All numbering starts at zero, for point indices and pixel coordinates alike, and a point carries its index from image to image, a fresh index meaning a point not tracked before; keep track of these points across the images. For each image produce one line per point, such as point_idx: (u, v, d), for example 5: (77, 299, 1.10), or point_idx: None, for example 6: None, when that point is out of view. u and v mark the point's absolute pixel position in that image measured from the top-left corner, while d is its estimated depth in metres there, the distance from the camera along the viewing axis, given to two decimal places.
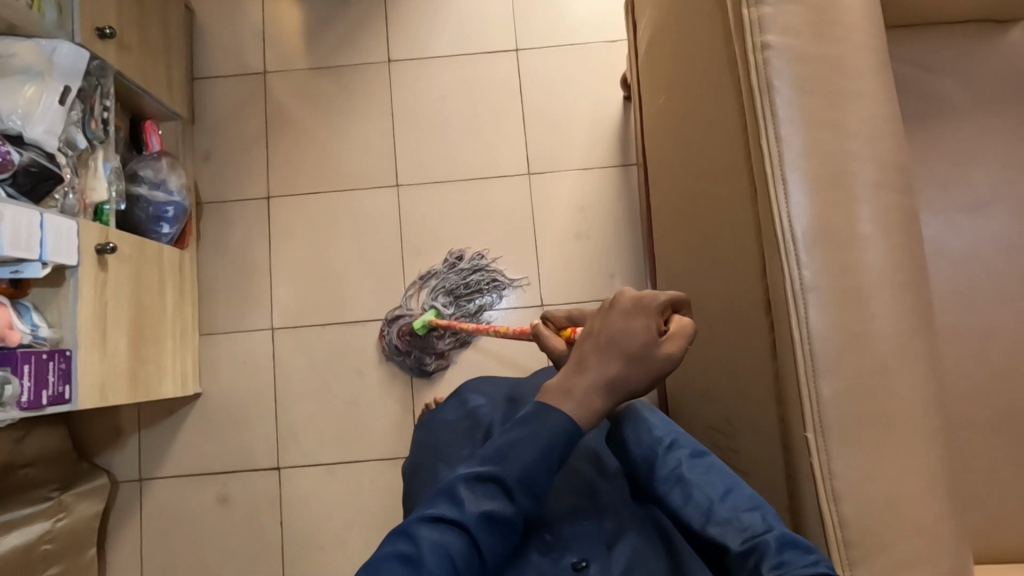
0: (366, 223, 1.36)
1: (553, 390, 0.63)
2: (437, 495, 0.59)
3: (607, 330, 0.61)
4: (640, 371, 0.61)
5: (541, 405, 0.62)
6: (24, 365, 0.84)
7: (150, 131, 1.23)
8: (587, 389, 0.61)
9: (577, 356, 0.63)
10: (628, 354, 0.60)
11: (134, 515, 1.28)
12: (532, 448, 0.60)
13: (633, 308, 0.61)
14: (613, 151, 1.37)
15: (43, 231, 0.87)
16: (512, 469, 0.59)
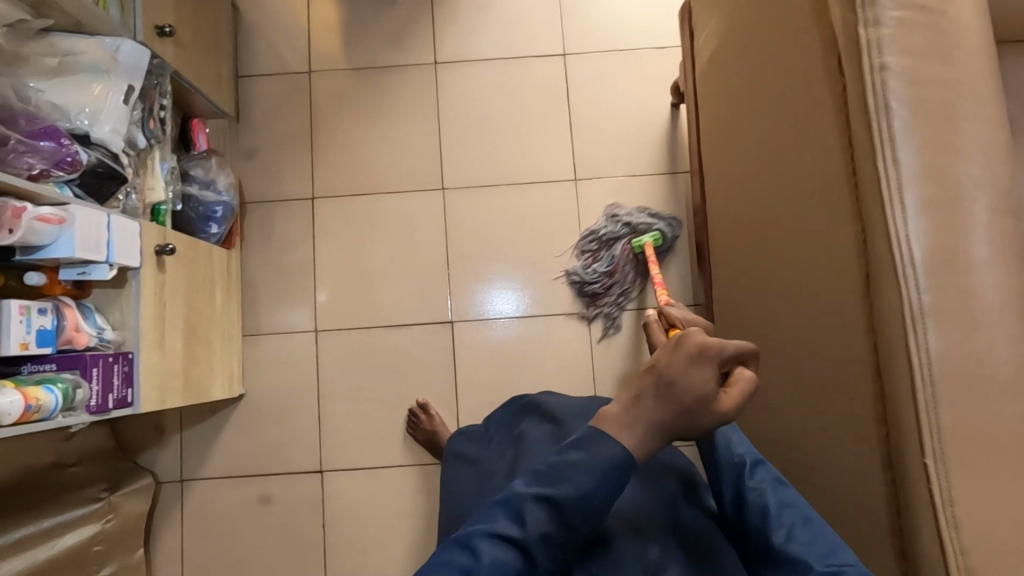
0: (411, 225, 1.35)
1: (609, 417, 0.61)
2: (494, 509, 0.60)
3: (672, 371, 0.60)
4: (693, 421, 0.60)
5: (595, 433, 0.61)
6: (93, 368, 0.83)
7: (197, 130, 1.21)
8: (643, 426, 0.60)
9: (636, 390, 0.61)
10: (685, 405, 0.60)
11: (175, 516, 1.28)
12: (589, 475, 0.58)
13: (700, 355, 0.60)
14: (661, 157, 1.36)
15: (110, 232, 0.86)
16: (571, 493, 0.58)
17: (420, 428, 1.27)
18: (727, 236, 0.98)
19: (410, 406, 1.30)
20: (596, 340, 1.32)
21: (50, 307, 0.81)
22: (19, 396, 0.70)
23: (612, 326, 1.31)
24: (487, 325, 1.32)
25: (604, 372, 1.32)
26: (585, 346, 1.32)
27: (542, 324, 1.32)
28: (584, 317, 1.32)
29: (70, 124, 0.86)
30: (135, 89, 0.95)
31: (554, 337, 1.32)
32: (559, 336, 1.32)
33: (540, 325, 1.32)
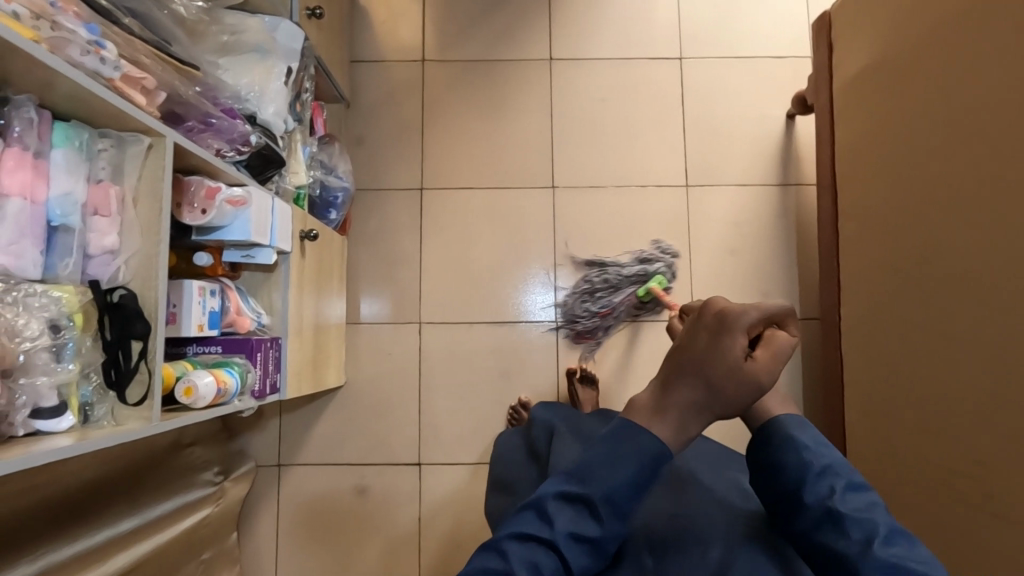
0: (519, 221, 1.34)
1: (639, 410, 0.59)
2: (523, 510, 0.56)
3: (695, 352, 0.57)
4: (728, 395, 0.56)
5: (626, 422, 0.58)
6: (258, 352, 0.81)
7: (318, 113, 1.13)
8: (677, 412, 0.57)
9: (663, 378, 0.59)
10: (722, 379, 0.56)
11: (271, 499, 1.27)
12: (625, 470, 0.55)
13: (721, 330, 0.56)
14: (773, 169, 1.35)
15: (273, 215, 0.84)
16: (600, 489, 0.55)
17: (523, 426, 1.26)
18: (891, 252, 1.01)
19: (511, 404, 1.30)
20: None
21: (218, 289, 0.80)
22: (212, 378, 0.69)
23: None
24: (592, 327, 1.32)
25: None
26: None
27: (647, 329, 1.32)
28: None
29: (241, 104, 0.85)
30: (293, 71, 0.93)
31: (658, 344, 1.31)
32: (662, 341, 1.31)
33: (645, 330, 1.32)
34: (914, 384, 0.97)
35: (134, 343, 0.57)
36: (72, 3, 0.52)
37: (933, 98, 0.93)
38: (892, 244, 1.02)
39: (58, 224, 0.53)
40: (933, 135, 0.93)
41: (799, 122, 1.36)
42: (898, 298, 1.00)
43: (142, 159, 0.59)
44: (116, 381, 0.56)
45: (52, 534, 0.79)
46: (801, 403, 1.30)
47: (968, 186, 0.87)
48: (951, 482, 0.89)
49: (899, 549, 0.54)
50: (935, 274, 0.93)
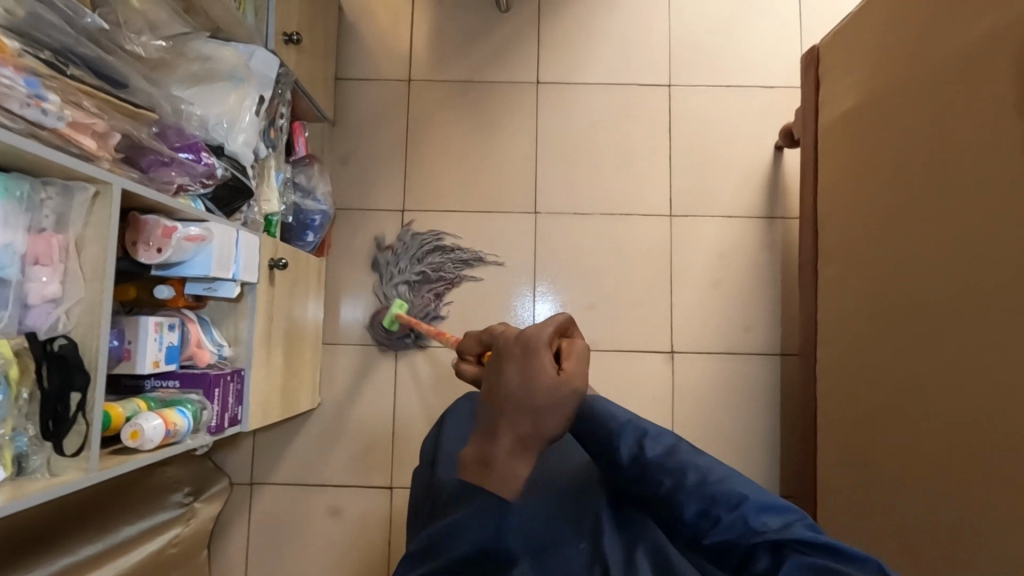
0: (500, 246, 1.33)
1: (472, 466, 0.60)
2: None
3: (511, 383, 0.60)
4: (551, 416, 0.59)
5: (467, 480, 0.60)
6: (216, 388, 0.81)
7: (298, 134, 1.12)
8: (510, 449, 0.59)
9: (486, 428, 0.61)
10: (541, 400, 0.59)
11: (243, 516, 1.28)
12: (478, 530, 0.58)
13: (524, 356, 0.61)
14: (760, 201, 1.33)
15: (238, 248, 0.84)
16: (461, 552, 0.59)
17: None
18: (871, 298, 1.00)
19: None
20: (680, 380, 1.30)
21: (178, 323, 0.80)
22: (160, 421, 0.69)
23: (695, 368, 1.30)
24: None
25: (685, 413, 1.30)
26: (668, 385, 1.30)
27: (627, 360, 1.31)
28: (668, 355, 1.31)
29: (208, 136, 0.83)
30: (266, 99, 0.92)
31: (637, 374, 1.30)
32: (640, 372, 1.30)
33: (625, 360, 1.31)
34: (888, 434, 0.95)
35: (73, 394, 0.57)
36: (14, 57, 0.52)
37: (915, 148, 0.92)
38: (872, 290, 1.00)
39: None
40: (915, 184, 0.92)
41: (787, 154, 1.34)
42: (876, 346, 0.99)
43: (88, 208, 0.59)
44: (52, 432, 0.56)
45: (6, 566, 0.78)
46: (778, 439, 1.29)
47: (946, 240, 0.86)
48: (919, 541, 0.87)
49: (705, 465, 0.62)
50: (913, 326, 0.91)
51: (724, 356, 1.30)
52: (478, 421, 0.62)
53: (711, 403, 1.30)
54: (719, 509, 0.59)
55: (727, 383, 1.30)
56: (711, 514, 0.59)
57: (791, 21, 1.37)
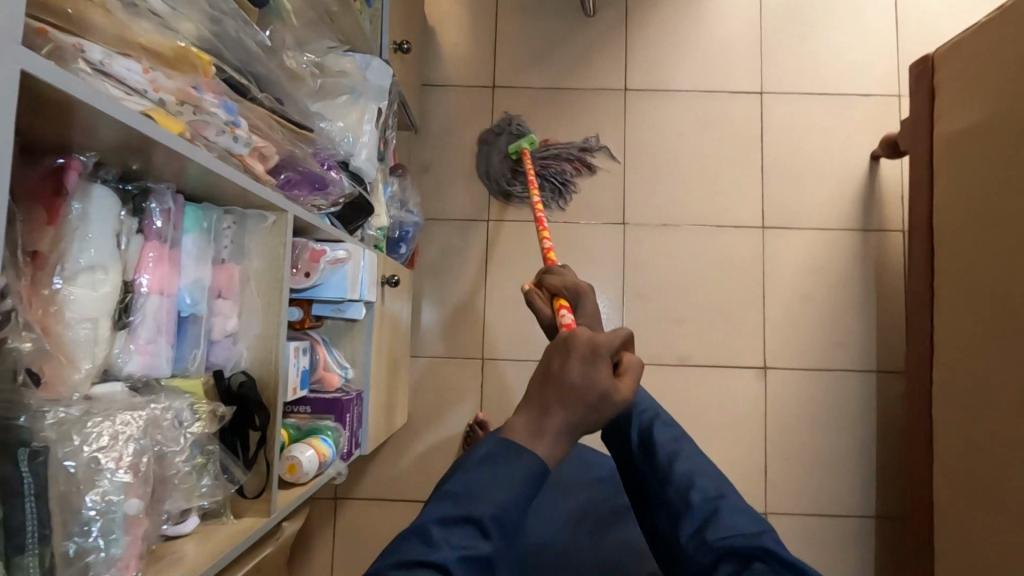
0: (587, 257, 1.30)
1: (517, 434, 0.55)
2: (403, 540, 0.51)
3: (571, 378, 0.54)
4: (600, 418, 0.55)
5: (504, 445, 0.55)
6: (347, 412, 0.79)
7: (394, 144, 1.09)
8: (555, 435, 0.54)
9: (537, 402, 0.55)
10: (596, 403, 0.54)
11: (327, 531, 1.26)
12: (507, 489, 0.52)
13: (592, 357, 0.55)
14: (856, 214, 1.29)
15: (365, 268, 0.81)
16: (492, 504, 0.52)
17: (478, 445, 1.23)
18: (992, 319, 0.96)
19: None
20: (772, 397, 1.27)
21: (308, 346, 0.77)
22: (313, 452, 0.66)
23: (787, 385, 1.27)
24: (659, 370, 1.28)
25: (776, 430, 1.27)
26: (759, 401, 1.27)
27: (717, 375, 1.28)
28: (760, 371, 1.27)
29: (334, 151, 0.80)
30: (383, 110, 0.89)
31: (729, 390, 1.27)
32: (730, 387, 1.27)
33: (715, 375, 1.28)
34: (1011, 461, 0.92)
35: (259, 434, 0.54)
36: (212, 80, 0.49)
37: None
38: (993, 311, 0.96)
39: (187, 313, 0.50)
40: None
41: (884, 164, 1.30)
42: (998, 369, 0.95)
43: (264, 236, 0.56)
44: (241, 475, 0.54)
45: None
46: (874, 457, 1.25)
47: None
48: None
49: (684, 452, 0.78)
50: None
51: (818, 373, 1.27)
52: (525, 392, 0.56)
53: (804, 420, 1.27)
54: (700, 502, 0.72)
55: (821, 401, 1.27)
56: (678, 491, 0.74)
57: (888, 27, 1.32)
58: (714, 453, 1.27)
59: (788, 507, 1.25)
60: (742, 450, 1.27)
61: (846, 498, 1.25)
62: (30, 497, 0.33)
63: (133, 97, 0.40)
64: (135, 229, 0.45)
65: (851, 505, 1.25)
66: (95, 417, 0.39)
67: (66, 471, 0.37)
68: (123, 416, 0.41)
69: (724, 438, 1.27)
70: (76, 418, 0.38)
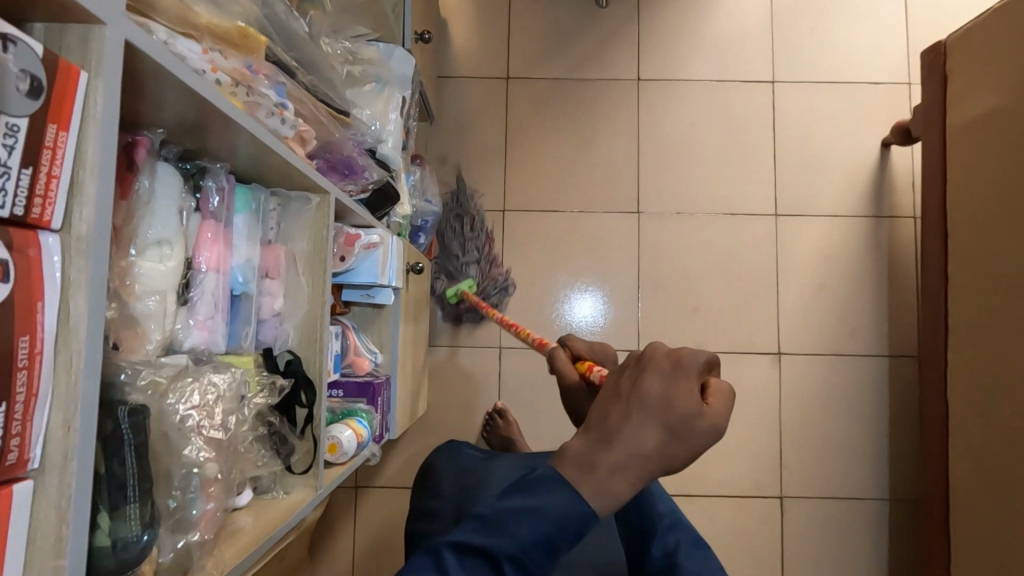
0: (602, 246, 1.31)
1: (571, 462, 0.47)
2: (417, 558, 0.48)
3: (645, 394, 0.47)
4: (680, 448, 0.46)
5: (552, 476, 0.47)
6: (379, 396, 0.80)
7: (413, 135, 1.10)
8: (617, 461, 0.46)
9: (602, 423, 0.48)
10: (672, 424, 0.46)
11: (348, 519, 1.27)
12: (534, 525, 0.45)
13: (674, 373, 0.48)
14: (868, 201, 1.31)
15: (393, 255, 0.82)
16: (509, 544, 0.45)
17: (498, 434, 1.24)
18: (1003, 301, 0.98)
19: None
20: (787, 383, 1.28)
21: (340, 331, 0.79)
22: (352, 431, 0.68)
23: (802, 370, 1.29)
24: None
25: (792, 416, 1.28)
26: (774, 387, 1.29)
27: (732, 362, 1.29)
28: (775, 357, 1.29)
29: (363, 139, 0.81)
30: (406, 100, 0.90)
31: (744, 377, 1.29)
32: (745, 373, 1.29)
33: (730, 362, 1.29)
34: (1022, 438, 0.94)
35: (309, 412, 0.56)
36: (263, 61, 0.50)
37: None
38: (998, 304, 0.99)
39: (239, 291, 0.52)
40: None
41: (895, 151, 1.31)
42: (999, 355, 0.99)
43: (310, 218, 0.57)
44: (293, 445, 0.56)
45: None
46: (888, 441, 1.27)
47: None
48: None
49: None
50: None
51: (832, 358, 1.29)
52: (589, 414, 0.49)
53: (819, 405, 1.28)
54: None
55: (835, 386, 1.28)
56: None
57: (899, 15, 1.33)
58: (730, 439, 1.28)
59: (802, 491, 1.27)
60: (757, 435, 1.28)
61: (861, 481, 1.27)
62: (133, 454, 0.34)
63: (198, 72, 0.41)
64: (194, 208, 0.46)
65: (866, 488, 1.27)
66: (178, 384, 0.41)
67: (158, 432, 0.38)
68: (199, 381, 0.43)
69: (740, 424, 1.28)
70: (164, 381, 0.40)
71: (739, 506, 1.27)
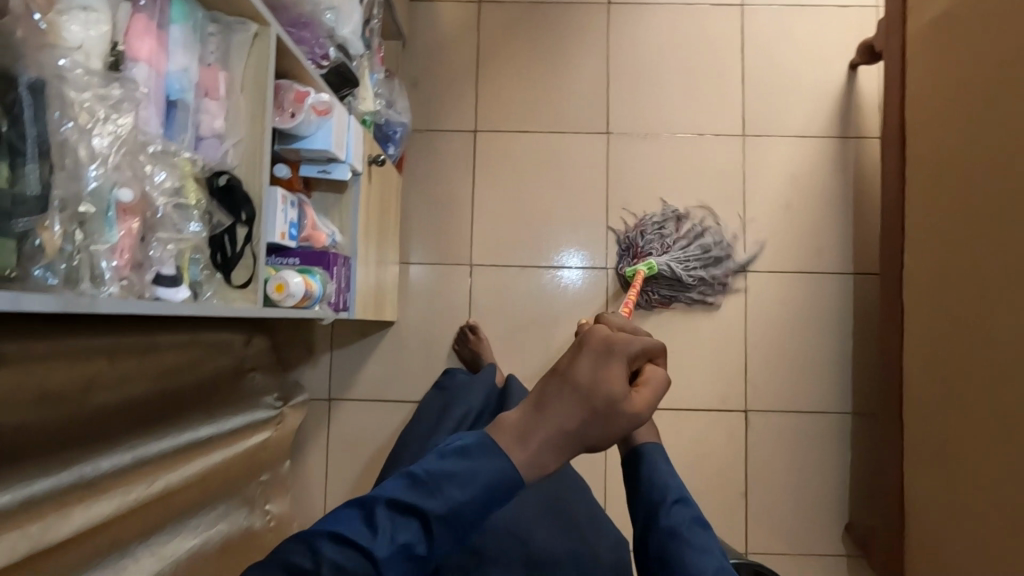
0: (572, 166, 1.33)
1: (508, 429, 0.58)
2: (352, 510, 0.57)
3: (578, 378, 0.57)
4: (601, 427, 0.57)
5: (486, 442, 0.58)
6: (335, 267, 0.83)
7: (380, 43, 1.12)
8: (545, 439, 0.57)
9: (538, 398, 0.58)
10: (596, 408, 0.56)
11: (323, 430, 1.31)
12: (462, 488, 0.55)
13: (604, 357, 0.58)
14: (834, 122, 1.32)
15: (350, 132, 0.84)
16: (440, 503, 0.55)
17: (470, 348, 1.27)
18: (954, 199, 1.01)
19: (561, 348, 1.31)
20: (753, 299, 1.31)
21: (298, 201, 0.80)
22: (302, 279, 0.71)
23: (768, 287, 1.31)
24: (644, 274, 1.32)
25: (757, 332, 1.30)
26: (741, 304, 1.31)
27: (699, 279, 1.31)
28: (741, 275, 1.31)
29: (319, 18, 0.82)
30: None
31: (710, 294, 1.31)
32: (712, 291, 1.31)
33: (696, 279, 1.31)
34: (964, 329, 0.97)
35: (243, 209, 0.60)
36: None
37: (1010, 47, 0.90)
38: (986, 255, 0.93)
39: (175, 99, 0.56)
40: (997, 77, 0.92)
41: (862, 73, 1.33)
42: (985, 308, 0.93)
43: (249, 48, 0.61)
44: (224, 220, 0.61)
45: (141, 428, 0.79)
46: (852, 355, 1.29)
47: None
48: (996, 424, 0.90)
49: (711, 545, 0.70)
50: (993, 218, 0.92)
51: (797, 275, 1.31)
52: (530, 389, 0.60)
53: (783, 321, 1.30)
54: None
55: (799, 302, 1.30)
56: None
57: None
58: (697, 354, 1.30)
59: (766, 405, 1.30)
60: (723, 350, 1.30)
61: (823, 395, 1.29)
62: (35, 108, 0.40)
63: None
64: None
65: (829, 402, 1.29)
66: (95, 94, 0.46)
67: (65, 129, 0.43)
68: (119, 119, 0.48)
69: (705, 339, 1.30)
70: (82, 80, 0.45)
71: (705, 419, 1.30)
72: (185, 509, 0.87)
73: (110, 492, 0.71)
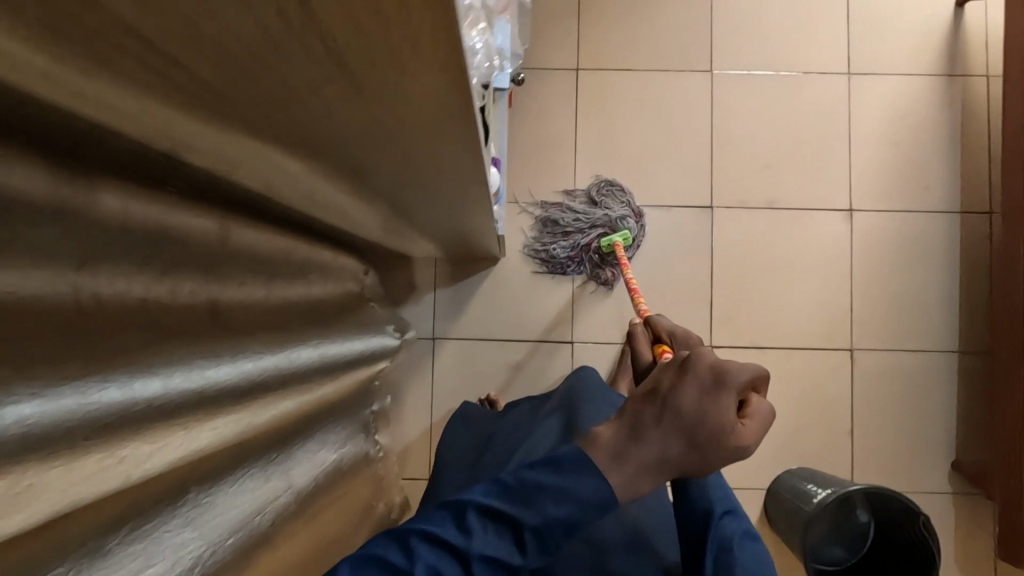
0: (675, 104, 1.32)
1: (599, 448, 0.49)
2: (438, 508, 0.50)
3: (683, 409, 0.48)
4: (698, 461, 0.49)
5: (581, 456, 0.48)
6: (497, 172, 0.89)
7: None
8: (640, 466, 0.47)
9: (632, 423, 0.48)
10: (697, 442, 0.48)
11: (426, 368, 1.31)
12: (562, 506, 0.47)
13: (713, 387, 0.49)
14: (940, 61, 1.31)
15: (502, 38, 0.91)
16: (533, 515, 0.47)
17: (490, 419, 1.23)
18: None
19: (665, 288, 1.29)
20: (857, 239, 1.30)
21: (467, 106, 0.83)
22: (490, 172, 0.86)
23: (875, 226, 1.30)
24: (747, 214, 1.31)
25: (863, 271, 1.30)
26: (846, 242, 1.30)
27: (804, 218, 1.30)
28: (847, 214, 1.30)
29: None
30: None
31: (815, 233, 1.30)
32: (819, 228, 1.30)
33: (803, 217, 1.30)
34: None
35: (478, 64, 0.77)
36: None
37: None
38: None
39: None
40: None
41: (969, 10, 1.31)
42: None
43: None
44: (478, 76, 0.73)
45: (313, 329, 0.82)
46: (957, 294, 1.29)
47: None
48: None
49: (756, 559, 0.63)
50: None
51: (902, 215, 1.30)
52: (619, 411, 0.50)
53: (889, 260, 1.30)
54: None
55: (904, 241, 1.30)
56: None
57: None
58: (802, 293, 1.30)
59: (871, 345, 1.29)
60: (829, 289, 1.30)
61: (930, 334, 1.29)
62: None
63: None
64: None
65: (935, 342, 1.29)
66: None
67: None
68: None
69: (811, 278, 1.30)
70: None
71: (810, 357, 1.29)
72: (327, 420, 0.89)
73: (299, 386, 0.72)
